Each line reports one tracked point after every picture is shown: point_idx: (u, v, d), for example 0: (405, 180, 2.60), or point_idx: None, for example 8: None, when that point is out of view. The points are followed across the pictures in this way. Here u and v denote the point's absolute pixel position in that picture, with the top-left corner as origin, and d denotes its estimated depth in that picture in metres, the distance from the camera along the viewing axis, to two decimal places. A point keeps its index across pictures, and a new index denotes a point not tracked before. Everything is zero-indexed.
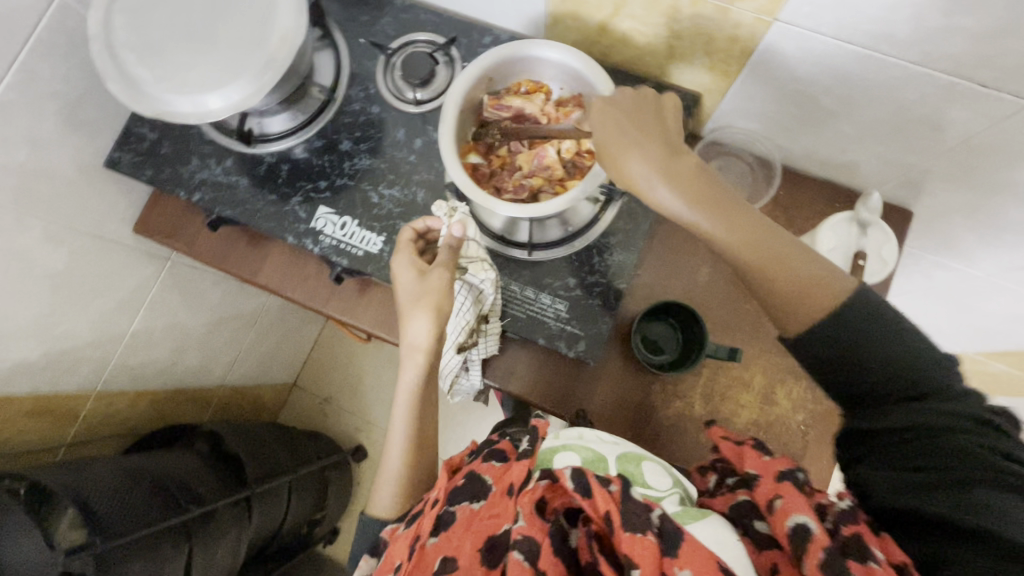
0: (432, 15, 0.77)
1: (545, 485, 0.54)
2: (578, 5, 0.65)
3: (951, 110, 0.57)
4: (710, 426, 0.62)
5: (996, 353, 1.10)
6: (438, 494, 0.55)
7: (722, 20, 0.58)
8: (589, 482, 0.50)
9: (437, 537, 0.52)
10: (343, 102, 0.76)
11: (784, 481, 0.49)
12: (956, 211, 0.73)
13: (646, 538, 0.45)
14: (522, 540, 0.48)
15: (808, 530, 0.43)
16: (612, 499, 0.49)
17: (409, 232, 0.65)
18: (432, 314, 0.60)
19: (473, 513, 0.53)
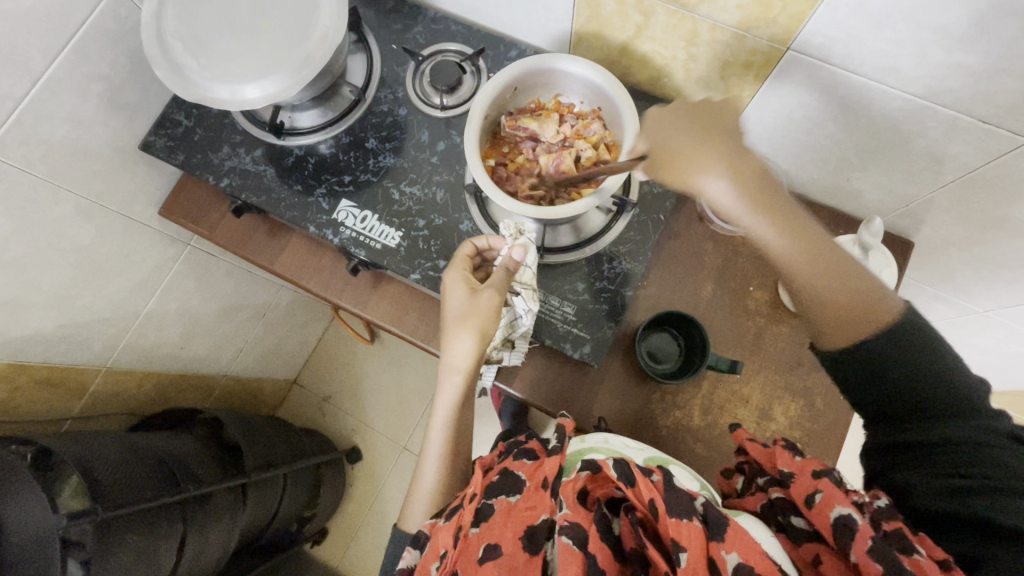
0: (462, 27, 0.81)
1: (586, 476, 0.54)
2: (602, 25, 0.69)
3: (951, 143, 0.60)
4: (734, 428, 0.62)
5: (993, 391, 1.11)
6: (474, 490, 0.58)
7: (738, 46, 0.62)
8: (633, 472, 0.50)
9: (478, 527, 0.54)
10: (372, 102, 0.79)
11: (822, 478, 0.48)
12: (954, 244, 0.75)
13: (693, 523, 0.46)
14: (569, 526, 0.49)
15: (847, 521, 0.44)
16: (655, 488, 0.49)
17: (468, 245, 0.67)
18: (474, 335, 0.64)
19: (511, 506, 0.56)
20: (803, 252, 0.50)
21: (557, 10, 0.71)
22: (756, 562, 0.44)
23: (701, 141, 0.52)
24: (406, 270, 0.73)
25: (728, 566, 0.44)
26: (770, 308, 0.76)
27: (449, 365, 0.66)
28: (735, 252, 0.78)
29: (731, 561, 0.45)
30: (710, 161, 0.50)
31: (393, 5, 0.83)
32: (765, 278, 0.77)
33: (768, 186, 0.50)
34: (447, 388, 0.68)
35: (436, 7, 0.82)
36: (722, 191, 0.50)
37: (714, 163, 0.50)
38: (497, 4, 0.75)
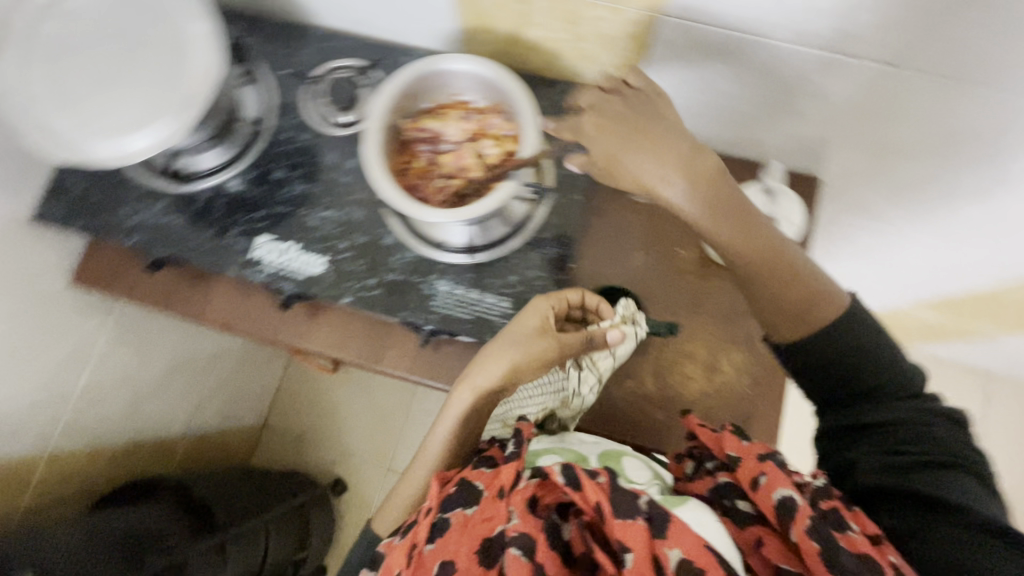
0: (351, 41, 0.80)
1: (537, 483, 0.55)
2: (485, 17, 0.69)
3: (827, 80, 0.63)
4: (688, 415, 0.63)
5: (924, 300, 1.17)
6: (431, 502, 0.56)
7: (616, 19, 0.63)
8: (579, 475, 0.51)
9: (432, 544, 0.52)
10: (272, 131, 0.78)
11: (766, 462, 0.50)
12: (855, 173, 0.80)
13: (637, 522, 0.47)
14: (517, 537, 0.49)
15: (790, 498, 0.46)
16: (601, 489, 0.50)
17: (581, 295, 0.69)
18: (508, 362, 0.64)
19: (467, 519, 0.53)
20: (743, 248, 0.55)
21: (438, 10, 0.71)
22: (696, 555, 0.45)
23: (649, 144, 0.57)
24: (336, 295, 0.72)
25: (671, 561, 0.45)
26: (699, 266, 0.79)
27: (467, 379, 0.65)
28: (658, 217, 0.80)
29: (674, 556, 0.45)
30: (670, 166, 0.55)
31: (276, 29, 0.81)
32: (689, 237, 0.79)
33: (721, 185, 0.55)
34: (455, 404, 0.66)
35: (321, 25, 0.81)
36: (678, 192, 0.55)
37: (668, 167, 0.55)
38: (380, 12, 0.74)
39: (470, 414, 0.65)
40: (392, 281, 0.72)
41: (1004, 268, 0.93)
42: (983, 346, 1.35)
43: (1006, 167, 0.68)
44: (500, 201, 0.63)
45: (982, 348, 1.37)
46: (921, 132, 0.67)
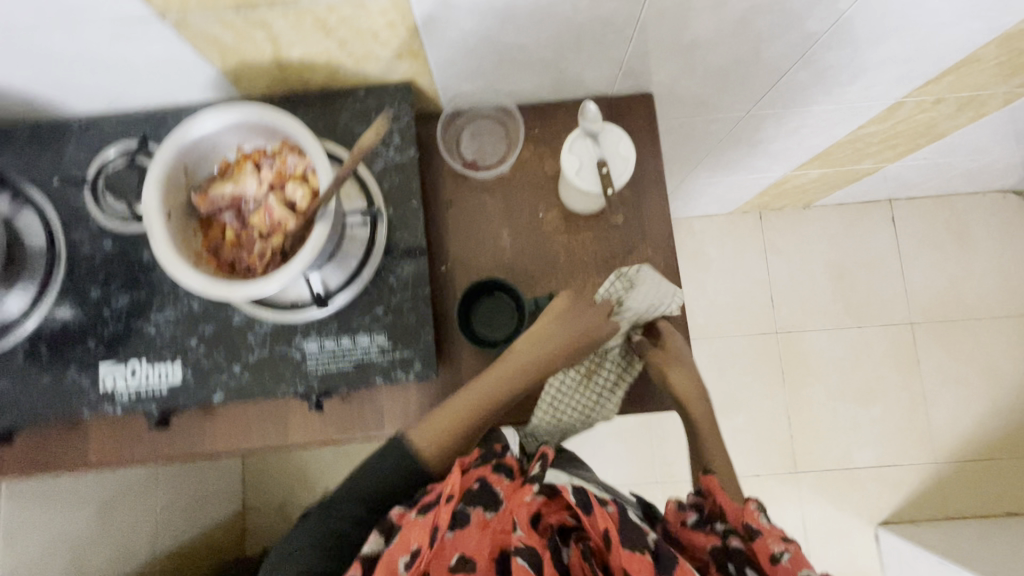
0: (117, 121, 0.71)
1: (542, 500, 0.63)
2: (238, 53, 0.62)
3: (604, 4, 0.59)
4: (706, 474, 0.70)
5: (806, 161, 1.19)
6: (450, 489, 0.59)
7: (366, 13, 0.57)
8: (591, 501, 0.61)
9: (454, 532, 0.59)
10: (70, 250, 0.70)
11: (787, 543, 0.60)
12: (682, 78, 0.78)
13: (644, 557, 0.57)
14: (524, 548, 0.58)
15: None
16: (610, 518, 0.60)
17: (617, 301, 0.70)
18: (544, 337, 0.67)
19: (489, 522, 0.60)
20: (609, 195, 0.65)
21: (186, 61, 0.63)
22: None
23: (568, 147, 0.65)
24: (206, 395, 0.66)
25: None
26: (567, 223, 0.76)
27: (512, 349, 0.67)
28: (511, 190, 0.77)
29: None
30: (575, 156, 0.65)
31: (29, 137, 0.71)
32: (547, 198, 0.77)
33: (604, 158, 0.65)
34: (490, 375, 0.66)
35: (78, 116, 0.72)
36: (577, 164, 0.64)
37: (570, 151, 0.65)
38: (128, 82, 0.66)
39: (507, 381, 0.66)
40: (257, 359, 0.67)
41: (856, 111, 0.94)
42: (876, 179, 1.40)
43: (808, 27, 0.67)
44: (319, 244, 0.56)
45: (876, 180, 1.41)
46: (717, 22, 0.64)
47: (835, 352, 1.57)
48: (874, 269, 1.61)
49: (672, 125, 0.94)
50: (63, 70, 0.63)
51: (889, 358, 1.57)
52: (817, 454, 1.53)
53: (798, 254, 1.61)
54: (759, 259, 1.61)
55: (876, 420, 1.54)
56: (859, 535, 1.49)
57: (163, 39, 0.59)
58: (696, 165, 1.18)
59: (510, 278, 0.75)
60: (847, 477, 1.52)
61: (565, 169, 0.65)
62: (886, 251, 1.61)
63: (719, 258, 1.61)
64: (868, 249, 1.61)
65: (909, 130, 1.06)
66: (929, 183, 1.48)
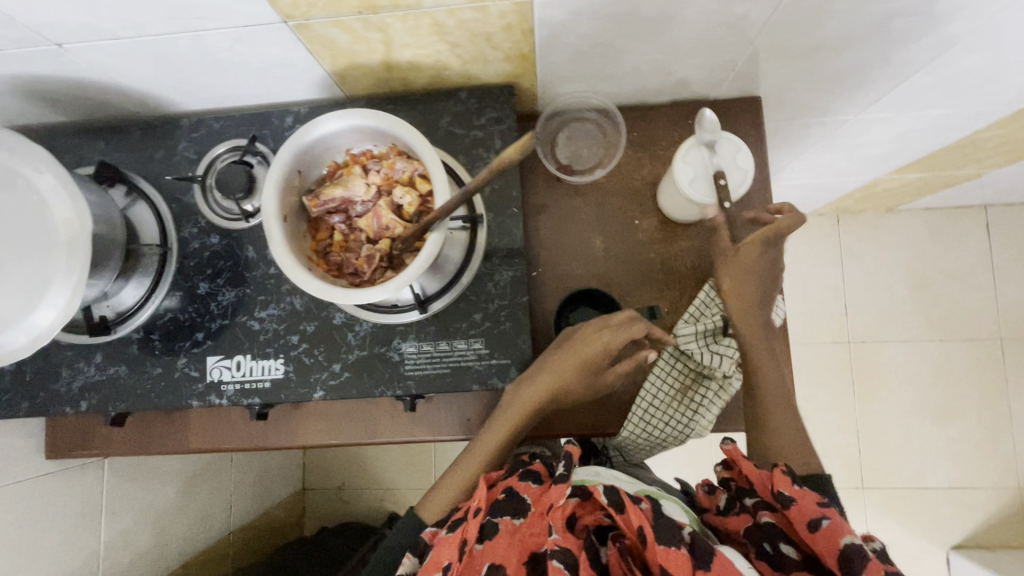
0: (225, 120, 0.73)
1: (575, 502, 0.54)
2: (350, 55, 0.62)
3: (733, 6, 0.56)
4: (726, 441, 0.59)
5: (903, 165, 1.11)
6: (478, 503, 0.56)
7: (486, 17, 0.56)
8: (621, 496, 0.50)
9: (483, 543, 0.52)
10: (180, 245, 0.72)
11: (827, 508, 0.47)
12: (795, 81, 0.73)
13: (681, 550, 0.45)
14: (559, 549, 0.48)
15: (857, 552, 0.43)
16: (644, 514, 0.49)
17: (646, 326, 0.63)
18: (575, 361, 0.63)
19: (517, 528, 0.53)
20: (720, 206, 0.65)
21: (299, 63, 0.64)
22: None
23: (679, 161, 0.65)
24: (307, 392, 0.68)
25: None
26: (664, 232, 0.74)
27: (528, 381, 0.64)
28: (605, 195, 0.75)
29: None
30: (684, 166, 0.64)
31: (143, 134, 0.74)
32: (644, 204, 0.74)
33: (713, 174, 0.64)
34: (511, 410, 0.64)
35: (188, 114, 0.74)
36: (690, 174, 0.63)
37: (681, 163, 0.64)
38: (240, 83, 0.67)
39: (524, 416, 0.64)
40: (356, 359, 0.68)
41: (976, 115, 0.87)
42: (974, 185, 1.30)
43: (952, 28, 0.61)
44: (434, 252, 0.56)
45: (975, 186, 1.31)
46: (850, 24, 0.60)
47: (912, 366, 1.49)
48: (961, 281, 1.51)
49: (769, 128, 0.89)
50: (182, 71, 0.65)
51: (973, 376, 1.48)
52: (887, 473, 1.46)
53: (878, 261, 1.53)
54: (834, 265, 1.53)
55: (954, 439, 1.46)
56: (928, 558, 1.43)
57: (282, 42, 0.59)
58: (782, 169, 1.12)
59: (603, 287, 0.73)
60: (919, 497, 1.45)
61: (677, 178, 0.64)
62: (975, 262, 1.50)
63: (790, 263, 1.55)
64: (956, 259, 1.51)
65: None
66: None
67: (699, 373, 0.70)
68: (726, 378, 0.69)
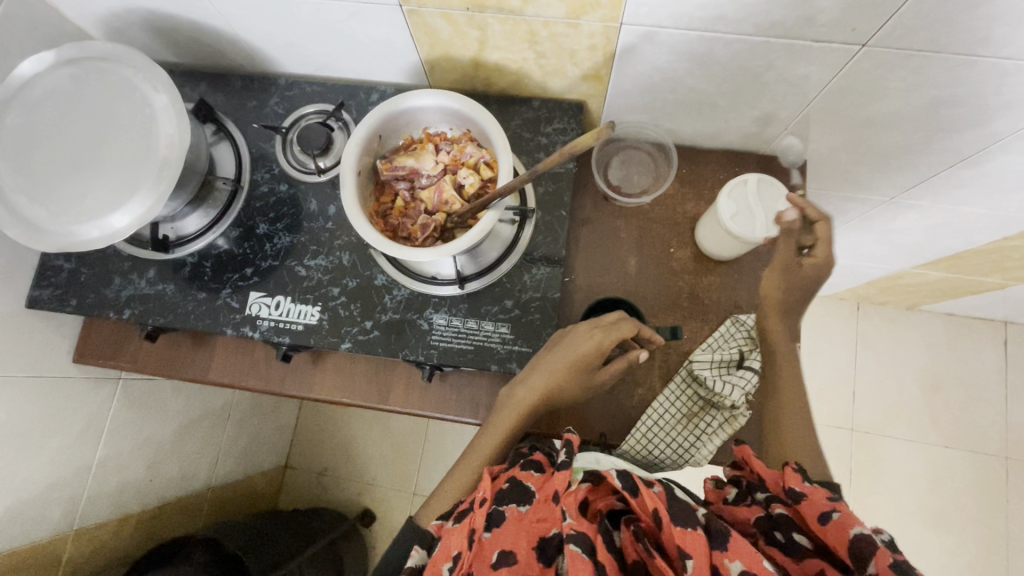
0: (317, 86, 0.81)
1: (587, 487, 0.55)
2: (446, 48, 0.69)
3: (798, 67, 0.62)
4: (739, 444, 0.61)
5: (931, 260, 1.15)
6: (484, 493, 0.55)
7: (576, 34, 0.63)
8: (635, 481, 0.51)
9: (492, 531, 0.51)
10: (250, 187, 0.78)
11: (836, 502, 0.50)
12: (840, 151, 0.79)
13: (696, 530, 0.46)
14: (576, 534, 0.48)
15: (867, 542, 0.45)
16: (658, 497, 0.50)
17: (634, 326, 0.66)
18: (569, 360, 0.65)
19: (526, 514, 0.53)
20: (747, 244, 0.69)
21: (399, 46, 0.71)
22: (760, 570, 0.43)
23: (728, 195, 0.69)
24: (335, 341, 0.71)
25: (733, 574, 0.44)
26: (695, 264, 0.78)
27: (525, 379, 0.66)
28: (647, 221, 0.80)
29: (735, 569, 0.44)
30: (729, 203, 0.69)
31: (241, 85, 0.82)
32: (681, 235, 0.79)
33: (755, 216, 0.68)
34: (508, 409, 0.66)
35: (285, 75, 0.82)
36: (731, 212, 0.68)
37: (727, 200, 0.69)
38: (341, 54, 0.75)
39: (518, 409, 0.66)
40: (388, 321, 0.71)
41: (1007, 221, 0.91)
42: (998, 297, 1.32)
43: (995, 126, 0.66)
44: (484, 232, 0.61)
45: (999, 298, 1.33)
46: (901, 104, 0.65)
47: (912, 466, 1.47)
48: (973, 391, 1.51)
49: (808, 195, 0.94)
50: (295, 34, 0.73)
51: (974, 489, 1.45)
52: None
53: (891, 354, 1.54)
54: (848, 350, 1.55)
55: (947, 550, 1.42)
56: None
57: (391, 23, 0.66)
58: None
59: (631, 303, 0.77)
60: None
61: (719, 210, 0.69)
62: (988, 374, 1.51)
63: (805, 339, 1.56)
64: (970, 368, 1.51)
65: None
66: None
67: (708, 402, 0.72)
68: (732, 410, 0.71)
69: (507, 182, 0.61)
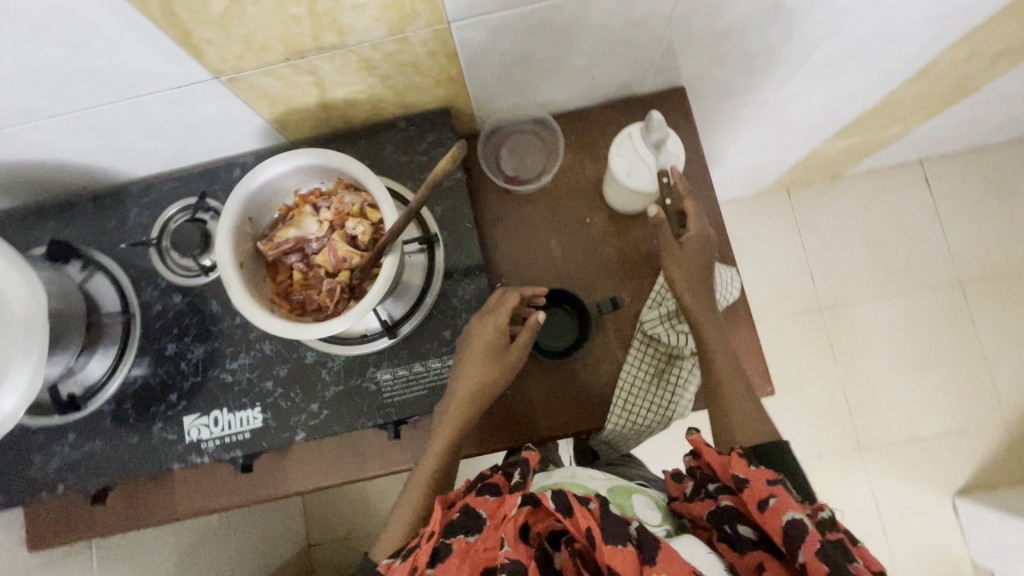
0: (173, 180, 0.74)
1: (528, 511, 0.58)
2: (286, 101, 0.65)
3: (638, 7, 0.60)
4: (690, 431, 0.63)
5: (835, 132, 1.17)
6: (432, 527, 0.55)
7: (409, 47, 0.59)
8: (571, 502, 0.54)
9: (436, 569, 0.54)
10: (143, 310, 0.72)
11: (774, 486, 0.55)
12: (712, 68, 0.78)
13: (626, 549, 0.50)
14: (510, 563, 0.54)
15: (797, 527, 0.50)
16: (592, 515, 0.54)
17: (514, 297, 0.65)
18: (474, 360, 0.63)
19: (470, 546, 0.55)
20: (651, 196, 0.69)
21: (238, 116, 0.66)
22: None
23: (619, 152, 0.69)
24: (289, 436, 0.68)
25: None
26: (615, 225, 0.76)
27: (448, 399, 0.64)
28: (555, 199, 0.78)
29: None
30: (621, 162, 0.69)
31: (92, 207, 0.75)
32: (592, 201, 0.77)
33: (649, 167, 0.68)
34: (442, 428, 0.63)
35: (135, 181, 0.75)
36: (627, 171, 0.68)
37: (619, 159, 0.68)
38: (182, 142, 0.69)
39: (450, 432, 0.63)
40: (334, 395, 0.68)
41: (885, 77, 0.93)
42: (906, 142, 1.37)
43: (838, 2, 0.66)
44: (391, 277, 0.58)
45: (907, 142, 1.38)
46: (747, 10, 0.65)
47: (884, 321, 1.54)
48: (913, 234, 1.57)
49: (700, 116, 0.94)
50: (123, 139, 0.66)
51: (942, 321, 1.53)
52: (881, 430, 1.49)
53: (832, 226, 1.59)
54: (793, 237, 1.59)
55: (936, 386, 1.50)
56: (936, 508, 1.45)
57: (218, 97, 0.61)
58: (723, 152, 1.17)
59: (562, 287, 0.75)
60: (916, 450, 1.47)
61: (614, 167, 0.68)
62: (921, 214, 1.58)
63: (752, 241, 1.59)
64: (904, 214, 1.58)
65: (941, 89, 1.04)
66: (959, 139, 1.45)
67: (670, 356, 0.72)
68: (696, 354, 0.72)
69: (394, 221, 0.58)
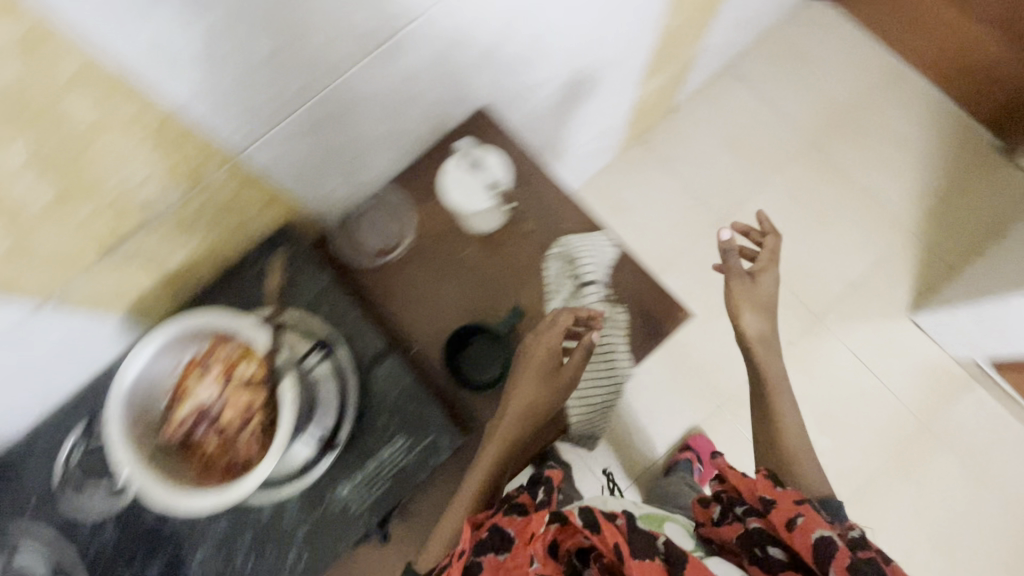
0: (53, 419, 0.70)
1: (556, 528, 0.63)
2: (129, 288, 0.64)
3: (392, 62, 0.66)
4: (719, 463, 0.78)
5: (643, 75, 1.28)
6: (465, 545, 0.60)
7: (210, 187, 0.61)
8: (597, 520, 0.60)
9: None
10: (79, 565, 0.67)
11: (799, 505, 0.65)
12: (497, 80, 0.85)
13: (654, 563, 0.56)
14: None
15: (825, 542, 0.60)
16: (617, 531, 0.59)
17: (571, 314, 0.70)
18: (534, 379, 0.69)
19: (500, 564, 0.59)
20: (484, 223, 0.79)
21: (90, 324, 0.64)
22: None
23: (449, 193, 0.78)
24: None
25: None
26: (486, 246, 0.80)
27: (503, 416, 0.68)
28: (425, 251, 0.81)
29: None
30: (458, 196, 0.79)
31: None
32: (458, 238, 0.81)
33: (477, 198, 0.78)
34: (491, 443, 0.68)
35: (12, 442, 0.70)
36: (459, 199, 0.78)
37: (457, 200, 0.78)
38: (46, 377, 0.66)
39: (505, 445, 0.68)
40: (307, 534, 0.66)
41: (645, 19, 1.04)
42: (705, 56, 1.53)
43: None
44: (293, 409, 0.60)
45: (705, 55, 1.53)
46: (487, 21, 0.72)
47: (774, 203, 1.66)
48: (757, 122, 1.72)
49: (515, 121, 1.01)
50: None
51: (819, 179, 1.67)
52: (827, 293, 1.58)
53: (690, 152, 1.71)
54: (662, 175, 1.69)
55: (842, 233, 1.63)
56: (903, 332, 1.54)
57: (58, 320, 0.60)
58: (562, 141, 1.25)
59: (475, 319, 0.77)
60: (861, 292, 1.58)
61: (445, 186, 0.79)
62: (753, 105, 1.74)
63: (634, 198, 1.68)
64: (740, 113, 1.73)
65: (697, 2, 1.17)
66: (745, 32, 1.64)
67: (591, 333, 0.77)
68: (608, 318, 0.77)
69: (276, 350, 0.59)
